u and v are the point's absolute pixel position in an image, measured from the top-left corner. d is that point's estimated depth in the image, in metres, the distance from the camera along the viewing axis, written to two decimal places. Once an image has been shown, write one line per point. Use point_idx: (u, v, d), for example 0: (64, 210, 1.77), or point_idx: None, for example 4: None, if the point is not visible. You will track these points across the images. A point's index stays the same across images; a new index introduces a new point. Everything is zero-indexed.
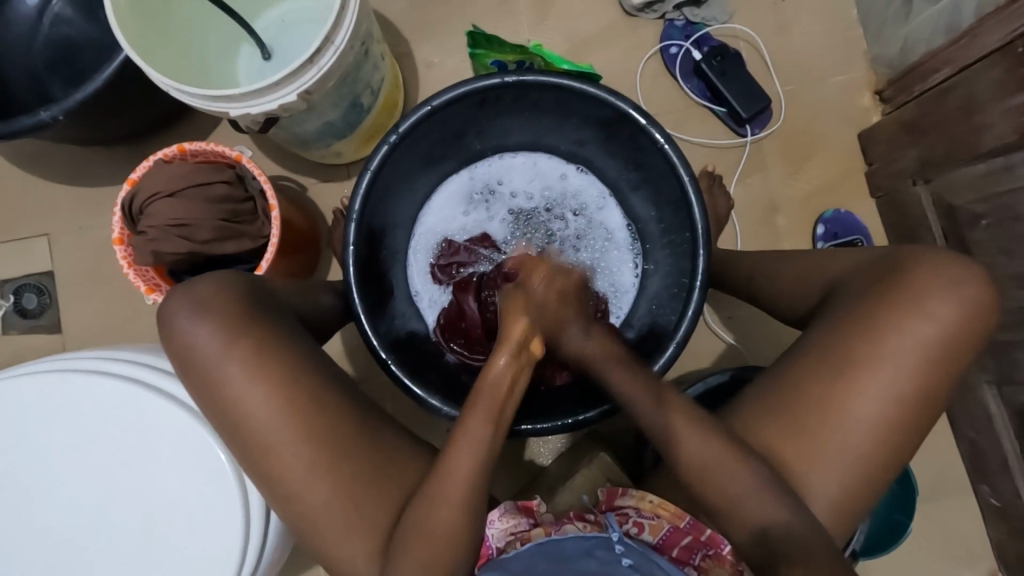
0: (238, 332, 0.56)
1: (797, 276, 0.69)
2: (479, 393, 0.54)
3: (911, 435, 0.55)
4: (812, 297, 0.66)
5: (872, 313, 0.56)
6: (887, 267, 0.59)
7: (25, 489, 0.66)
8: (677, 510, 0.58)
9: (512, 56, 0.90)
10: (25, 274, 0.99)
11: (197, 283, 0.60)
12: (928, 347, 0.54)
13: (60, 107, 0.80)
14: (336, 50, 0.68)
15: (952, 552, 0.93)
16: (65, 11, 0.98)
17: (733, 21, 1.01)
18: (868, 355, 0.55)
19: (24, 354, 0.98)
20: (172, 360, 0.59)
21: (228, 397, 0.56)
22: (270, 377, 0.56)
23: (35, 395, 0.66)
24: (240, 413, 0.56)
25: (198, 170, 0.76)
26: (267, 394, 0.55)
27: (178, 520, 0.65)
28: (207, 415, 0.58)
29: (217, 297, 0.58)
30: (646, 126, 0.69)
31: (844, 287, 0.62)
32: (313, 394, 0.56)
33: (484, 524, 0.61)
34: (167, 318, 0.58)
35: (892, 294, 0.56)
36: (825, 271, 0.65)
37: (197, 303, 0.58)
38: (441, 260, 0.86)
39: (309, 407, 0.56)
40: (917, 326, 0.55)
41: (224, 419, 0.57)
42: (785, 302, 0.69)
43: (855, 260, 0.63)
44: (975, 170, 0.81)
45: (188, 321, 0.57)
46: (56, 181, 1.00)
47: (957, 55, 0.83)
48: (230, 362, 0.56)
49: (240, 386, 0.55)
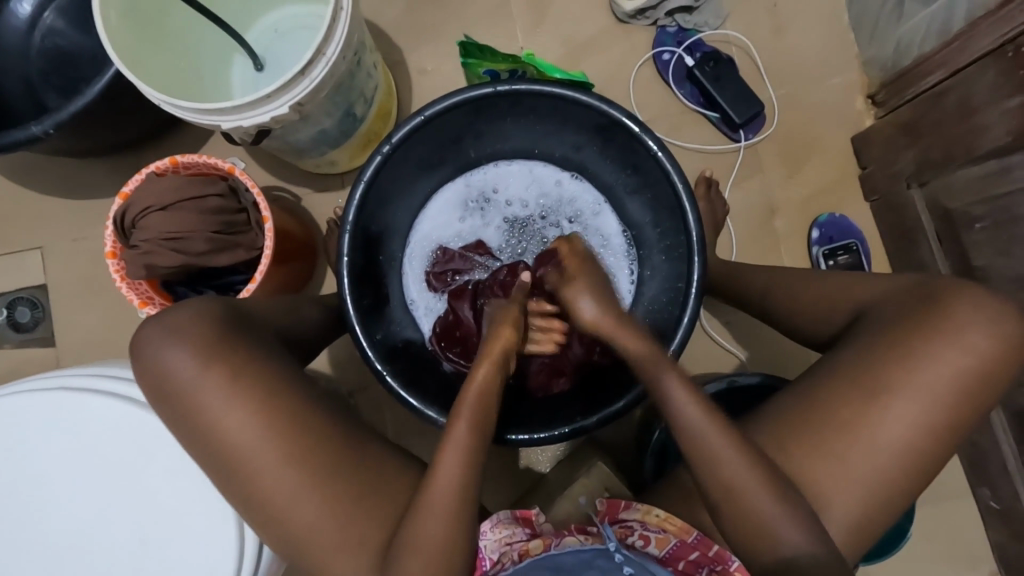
0: (215, 358, 0.56)
1: (813, 295, 0.69)
2: (465, 400, 0.56)
3: (923, 450, 0.55)
4: (834, 321, 0.66)
5: (894, 337, 0.56)
6: (913, 296, 0.59)
7: (18, 507, 0.65)
8: (684, 524, 0.57)
9: (503, 66, 0.90)
10: (18, 287, 0.99)
11: (174, 310, 0.59)
12: (940, 362, 0.54)
13: (52, 120, 0.79)
14: (329, 60, 0.68)
15: (954, 556, 0.93)
16: (57, 23, 0.98)
17: (726, 26, 1.01)
18: (883, 375, 0.55)
19: (17, 368, 0.97)
20: (147, 392, 0.58)
21: (211, 422, 0.55)
22: (252, 400, 0.55)
23: (28, 411, 0.66)
24: (224, 437, 0.55)
25: (190, 183, 0.76)
26: (248, 418, 0.55)
27: (173, 536, 0.64)
28: (187, 440, 0.57)
29: (192, 323, 0.57)
30: (640, 133, 0.69)
31: (869, 311, 0.61)
32: (296, 413, 0.56)
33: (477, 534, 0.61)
34: (143, 347, 0.57)
35: (908, 322, 0.57)
36: (845, 294, 0.65)
37: (172, 330, 0.57)
38: (436, 268, 0.86)
39: (294, 428, 0.55)
40: (939, 350, 0.55)
41: (208, 446, 0.56)
42: (802, 318, 0.70)
43: (878, 285, 0.63)
44: (970, 172, 0.82)
45: (163, 349, 0.56)
46: (49, 193, 1.00)
47: (950, 58, 0.84)
48: (210, 386, 0.55)
49: (219, 410, 0.55)
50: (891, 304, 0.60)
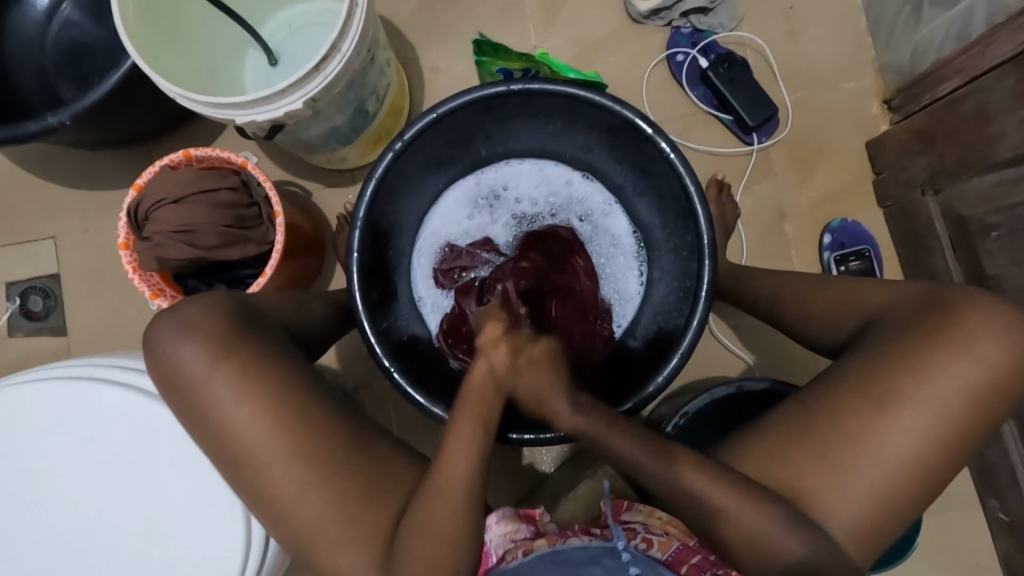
0: (225, 354, 0.56)
1: (825, 300, 0.68)
2: (467, 397, 0.55)
3: (936, 462, 0.54)
4: (843, 327, 0.65)
5: (907, 346, 0.55)
6: (923, 302, 0.58)
7: (27, 494, 0.66)
8: (686, 529, 0.58)
9: (518, 64, 0.90)
10: (31, 276, 1.00)
11: (183, 305, 0.59)
12: (955, 377, 0.54)
13: (67, 112, 0.80)
14: (343, 57, 0.68)
15: (960, 566, 0.92)
16: (74, 15, 0.98)
17: (741, 28, 1.00)
18: (895, 384, 0.54)
19: (27, 356, 0.98)
20: (160, 382, 0.58)
21: (218, 419, 0.56)
22: (259, 395, 0.56)
23: (39, 399, 0.66)
24: (231, 434, 0.55)
25: (203, 176, 0.76)
26: (256, 412, 0.55)
27: (179, 529, 0.65)
28: (196, 435, 0.58)
29: (204, 317, 0.57)
30: (652, 134, 0.69)
31: (877, 317, 0.61)
32: (305, 412, 0.56)
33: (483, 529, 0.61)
34: (155, 341, 0.58)
35: (919, 329, 0.56)
36: (855, 298, 0.65)
37: (183, 325, 0.57)
38: (443, 265, 0.86)
39: (301, 425, 0.56)
40: (949, 359, 0.54)
41: (215, 442, 0.56)
42: (809, 324, 0.69)
43: (890, 290, 0.62)
44: (986, 181, 0.81)
45: (175, 342, 0.57)
46: (63, 184, 1.01)
47: (969, 64, 0.82)
48: (217, 383, 0.56)
49: (227, 405, 0.55)
50: (901, 310, 0.59)
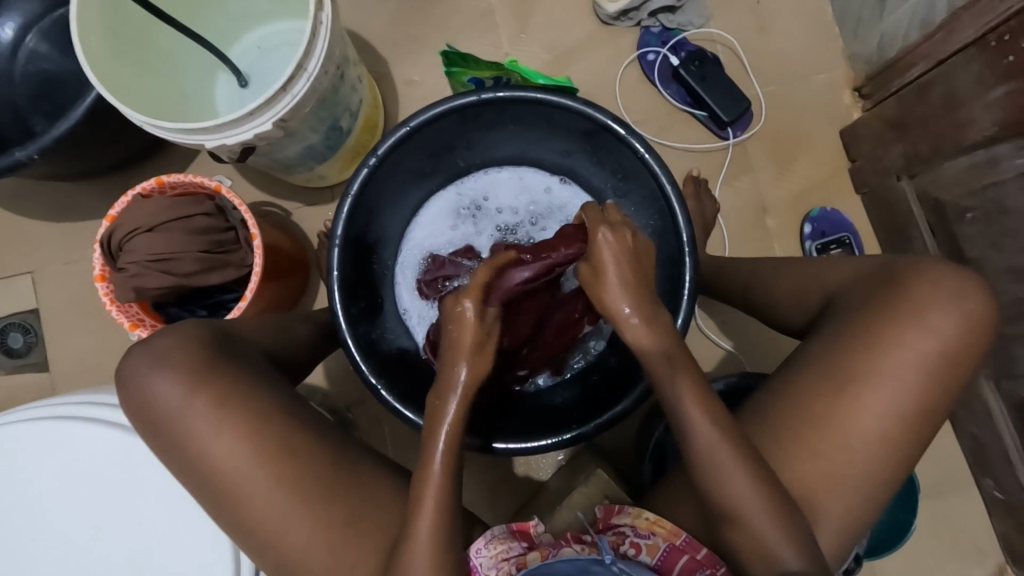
0: (202, 384, 0.55)
1: (796, 286, 0.68)
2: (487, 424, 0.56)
3: (916, 446, 0.55)
4: (809, 310, 0.65)
5: (884, 331, 0.55)
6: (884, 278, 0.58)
7: (12, 534, 0.65)
8: (673, 527, 0.56)
9: (488, 73, 0.89)
10: (10, 314, 0.98)
11: (156, 338, 0.58)
12: (929, 359, 0.54)
13: (35, 146, 0.79)
14: (310, 76, 0.67)
15: (959, 546, 0.92)
16: (40, 47, 0.97)
17: (710, 25, 1.01)
18: (871, 373, 0.54)
19: (10, 395, 0.96)
20: (137, 417, 0.57)
21: (198, 451, 0.55)
22: (238, 423, 0.55)
23: (20, 438, 0.65)
24: (212, 465, 0.55)
25: (177, 203, 0.75)
26: (235, 441, 0.54)
27: (166, 564, 0.63)
28: (176, 470, 0.57)
29: (177, 349, 0.56)
30: (626, 135, 0.69)
31: (840, 296, 0.61)
32: (286, 440, 0.55)
33: (471, 553, 0.57)
34: (129, 377, 0.57)
35: (884, 304, 0.56)
36: (824, 280, 0.65)
37: (155, 358, 0.56)
38: (427, 276, 0.83)
39: (284, 455, 0.55)
40: (927, 344, 0.54)
41: (196, 476, 0.55)
42: (782, 311, 0.69)
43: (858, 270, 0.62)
44: (959, 164, 0.82)
45: (150, 377, 0.56)
46: (37, 218, 0.99)
47: (933, 50, 0.83)
48: (195, 413, 0.55)
49: (207, 437, 0.55)
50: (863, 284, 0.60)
